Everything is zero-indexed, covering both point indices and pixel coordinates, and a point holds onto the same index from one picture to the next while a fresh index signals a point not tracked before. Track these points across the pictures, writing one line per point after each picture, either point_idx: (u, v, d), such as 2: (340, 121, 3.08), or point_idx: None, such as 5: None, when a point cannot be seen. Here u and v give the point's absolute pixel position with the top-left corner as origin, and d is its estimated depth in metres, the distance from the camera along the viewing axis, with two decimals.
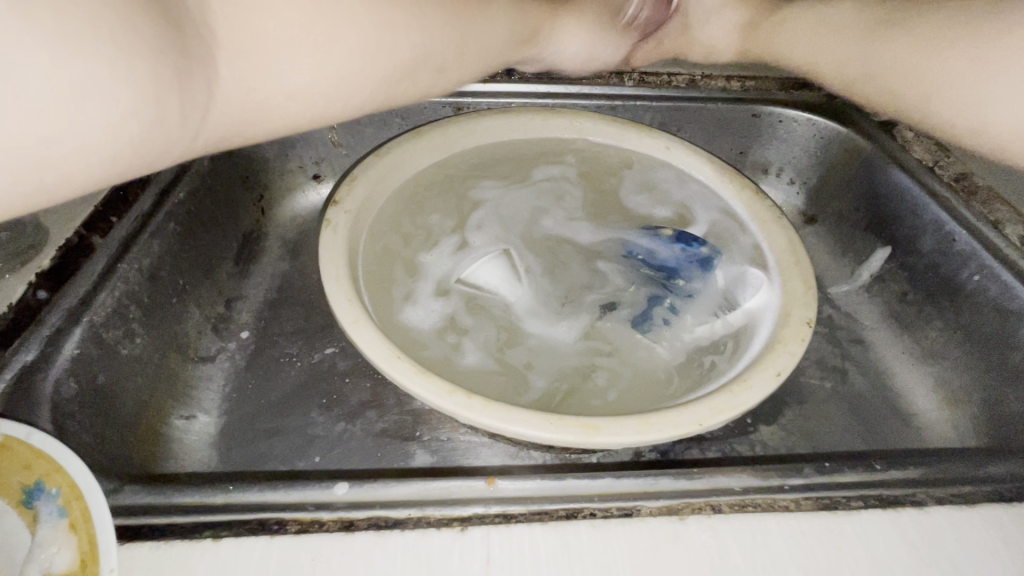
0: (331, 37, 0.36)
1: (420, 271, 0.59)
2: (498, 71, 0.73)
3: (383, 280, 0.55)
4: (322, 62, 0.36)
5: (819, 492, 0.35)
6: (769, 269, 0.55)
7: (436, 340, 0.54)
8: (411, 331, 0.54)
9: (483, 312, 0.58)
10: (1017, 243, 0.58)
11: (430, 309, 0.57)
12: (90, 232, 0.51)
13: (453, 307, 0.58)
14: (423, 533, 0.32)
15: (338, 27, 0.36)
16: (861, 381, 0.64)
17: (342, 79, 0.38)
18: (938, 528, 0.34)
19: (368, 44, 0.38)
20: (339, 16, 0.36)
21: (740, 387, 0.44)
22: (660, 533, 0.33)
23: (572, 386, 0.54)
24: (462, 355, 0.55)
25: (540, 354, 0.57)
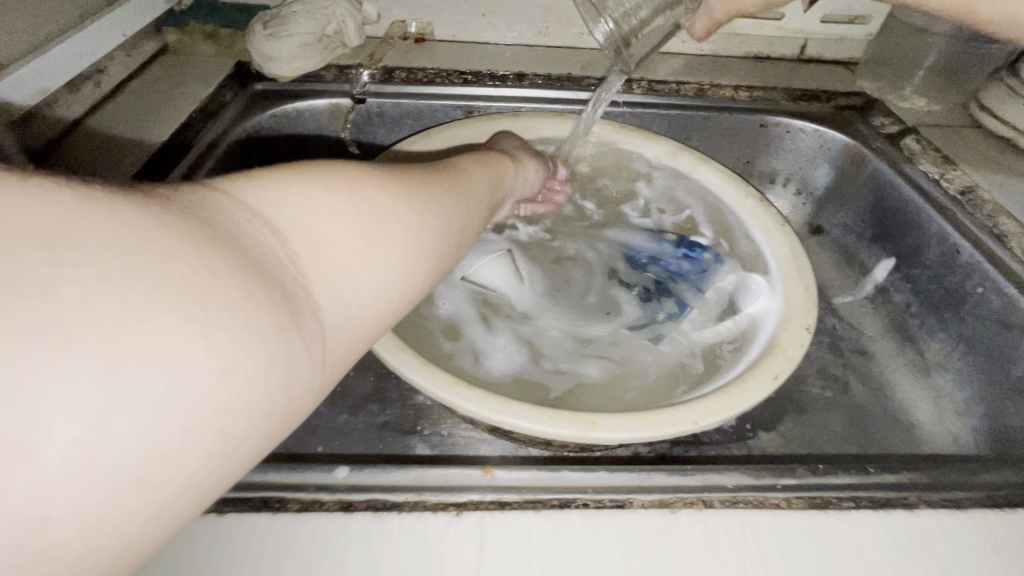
0: (344, 252, 0.26)
1: (459, 327, 0.58)
2: (509, 76, 0.79)
3: (417, 331, 0.55)
4: (356, 275, 0.27)
5: (811, 492, 0.35)
6: (770, 274, 0.55)
7: (536, 370, 0.56)
8: (519, 378, 0.55)
9: (499, 313, 0.60)
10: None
11: (505, 349, 0.58)
12: None
13: (477, 319, 0.59)
14: (419, 517, 0.33)
15: (359, 233, 0.27)
16: (862, 390, 0.64)
17: (364, 292, 0.27)
18: (929, 532, 0.34)
19: (386, 262, 0.28)
20: (354, 223, 0.27)
21: (737, 389, 0.44)
22: (652, 525, 0.33)
23: (615, 376, 0.56)
24: (584, 372, 0.56)
25: (577, 355, 0.58)
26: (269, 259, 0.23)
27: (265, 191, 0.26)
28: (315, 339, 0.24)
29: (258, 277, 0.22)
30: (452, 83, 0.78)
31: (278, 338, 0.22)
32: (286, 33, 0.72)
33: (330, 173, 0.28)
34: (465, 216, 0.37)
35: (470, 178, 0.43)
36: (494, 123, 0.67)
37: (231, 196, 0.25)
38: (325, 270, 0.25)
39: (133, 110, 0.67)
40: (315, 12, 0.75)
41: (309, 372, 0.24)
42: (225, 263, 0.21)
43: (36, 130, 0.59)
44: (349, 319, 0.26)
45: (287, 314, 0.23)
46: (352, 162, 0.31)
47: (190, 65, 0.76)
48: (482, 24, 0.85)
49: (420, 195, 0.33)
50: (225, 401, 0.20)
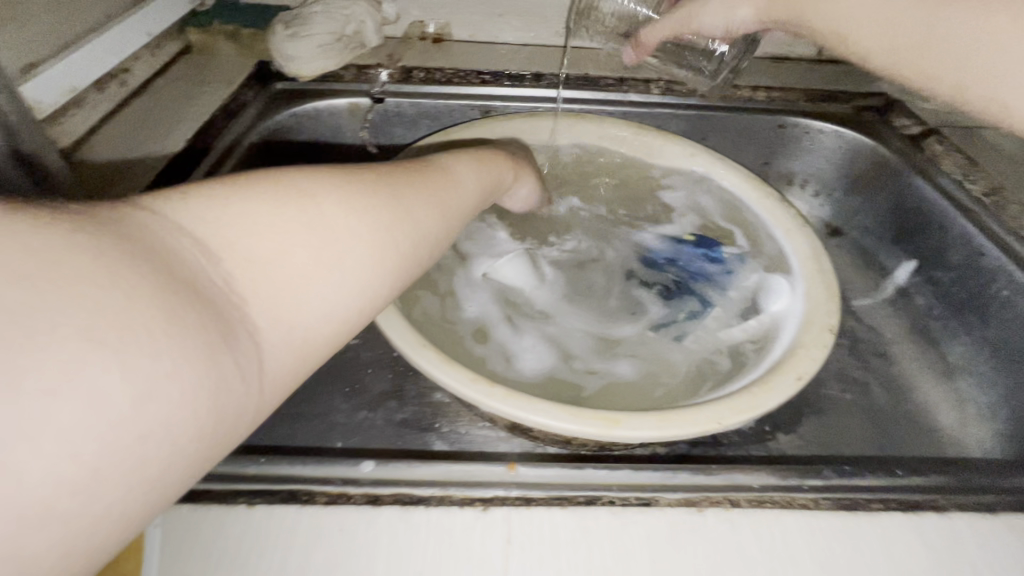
0: (286, 273, 0.26)
1: (486, 328, 0.58)
2: (527, 76, 0.79)
3: (445, 337, 0.55)
4: (298, 295, 0.27)
5: (839, 493, 0.35)
6: (792, 274, 0.55)
7: (566, 370, 0.57)
8: (553, 378, 0.56)
9: (525, 315, 0.61)
10: None
11: (534, 350, 0.58)
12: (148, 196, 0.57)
13: (502, 319, 0.60)
14: (446, 511, 0.33)
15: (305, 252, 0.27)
16: (883, 393, 0.63)
17: (308, 310, 0.27)
18: (959, 535, 0.34)
19: (332, 280, 0.28)
20: (300, 241, 0.27)
21: (761, 389, 0.44)
22: (679, 524, 0.33)
23: (647, 374, 0.57)
24: (615, 371, 0.57)
25: (607, 355, 0.60)
26: (204, 283, 0.23)
27: (202, 209, 0.25)
28: (251, 363, 0.24)
29: (184, 297, 0.22)
30: (470, 83, 0.78)
31: (208, 364, 0.22)
32: (307, 33, 0.74)
33: (275, 187, 0.28)
34: (438, 222, 0.36)
35: (452, 176, 0.41)
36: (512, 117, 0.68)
37: (164, 216, 0.24)
38: (264, 290, 0.25)
39: (158, 111, 0.68)
40: (336, 12, 0.76)
41: (243, 397, 0.24)
42: (151, 288, 0.21)
43: (64, 127, 0.60)
44: (292, 339, 0.26)
45: (219, 339, 0.23)
46: (306, 171, 0.30)
47: (210, 65, 0.77)
48: (498, 25, 0.86)
49: (386, 205, 0.32)
50: (147, 433, 0.20)
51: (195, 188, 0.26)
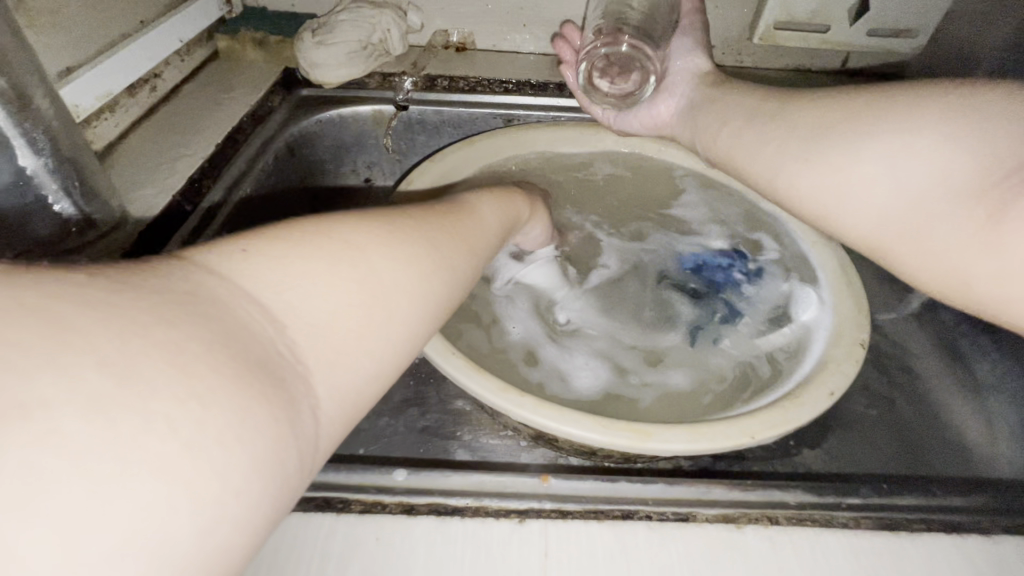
0: (347, 329, 0.25)
1: (532, 352, 0.59)
2: (550, 86, 0.79)
3: (504, 369, 0.55)
4: (358, 353, 0.25)
5: (879, 511, 0.34)
6: (820, 287, 0.55)
7: (619, 384, 0.57)
8: (614, 394, 0.55)
9: (572, 335, 0.62)
10: None
11: (587, 369, 0.58)
12: (188, 201, 0.57)
13: (546, 339, 0.61)
14: (483, 523, 0.33)
15: (364, 306, 0.26)
16: (910, 409, 0.62)
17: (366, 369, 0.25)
18: (1002, 556, 0.33)
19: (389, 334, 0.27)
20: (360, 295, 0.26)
21: (792, 403, 0.44)
22: (717, 541, 0.33)
23: (702, 380, 0.56)
24: (671, 380, 0.57)
25: (659, 365, 0.59)
26: (267, 352, 0.22)
27: (262, 268, 0.24)
28: (311, 442, 0.22)
29: (251, 367, 0.20)
30: (494, 92, 0.79)
31: (275, 445, 0.20)
32: (334, 42, 0.74)
33: (331, 241, 0.26)
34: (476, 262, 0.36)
35: (479, 217, 0.41)
36: (535, 129, 0.67)
37: (223, 276, 0.23)
38: (327, 350, 0.24)
39: (186, 116, 0.69)
40: (361, 21, 0.77)
41: (300, 482, 0.22)
42: (218, 368, 0.19)
43: (96, 134, 0.61)
44: (348, 409, 0.24)
45: (283, 419, 0.21)
46: (358, 220, 0.29)
47: (237, 72, 0.78)
48: (521, 35, 0.86)
49: (432, 249, 0.32)
50: (209, 537, 0.18)
51: (237, 235, 0.25)
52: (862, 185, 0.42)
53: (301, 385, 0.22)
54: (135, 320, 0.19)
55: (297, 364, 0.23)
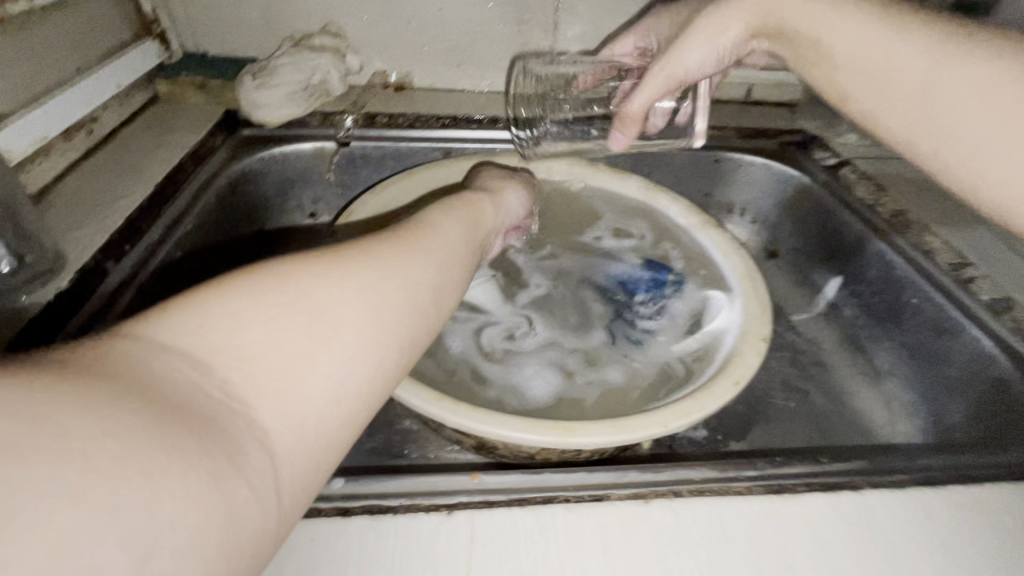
0: (288, 357, 0.25)
1: (479, 369, 0.62)
2: (485, 120, 0.85)
3: (455, 387, 0.59)
4: (305, 378, 0.25)
5: (769, 478, 0.39)
6: (729, 291, 0.61)
7: (566, 386, 0.61)
8: (560, 399, 0.60)
9: (513, 351, 0.65)
10: (960, 281, 0.62)
11: (536, 380, 0.61)
12: (125, 239, 0.58)
13: (490, 358, 0.63)
14: (414, 518, 0.35)
15: (301, 332, 0.26)
16: (822, 399, 0.69)
17: (314, 395, 0.25)
18: (870, 509, 0.38)
19: (335, 355, 0.26)
20: (296, 324, 0.26)
21: (703, 394, 0.48)
22: (627, 514, 0.36)
23: (636, 376, 0.62)
24: (611, 379, 0.62)
25: (599, 365, 0.64)
26: (200, 398, 0.22)
27: (184, 320, 0.24)
28: (263, 475, 0.23)
29: (175, 409, 0.21)
30: (433, 127, 0.83)
31: (211, 477, 0.20)
32: (276, 84, 0.78)
33: (258, 281, 0.27)
34: (434, 274, 0.36)
35: (439, 233, 0.42)
36: (469, 159, 0.72)
37: (142, 335, 0.23)
38: (265, 379, 0.24)
39: (125, 157, 0.70)
40: (302, 64, 0.81)
41: (259, 516, 0.22)
42: (144, 420, 0.20)
43: (31, 176, 0.62)
44: (305, 436, 0.24)
45: (223, 459, 0.21)
46: (293, 258, 0.30)
47: (178, 114, 0.80)
48: (456, 73, 0.92)
49: (378, 269, 0.32)
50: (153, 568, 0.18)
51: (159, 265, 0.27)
52: (955, 137, 0.39)
53: (238, 417, 0.23)
54: (52, 393, 0.19)
55: (232, 399, 0.23)
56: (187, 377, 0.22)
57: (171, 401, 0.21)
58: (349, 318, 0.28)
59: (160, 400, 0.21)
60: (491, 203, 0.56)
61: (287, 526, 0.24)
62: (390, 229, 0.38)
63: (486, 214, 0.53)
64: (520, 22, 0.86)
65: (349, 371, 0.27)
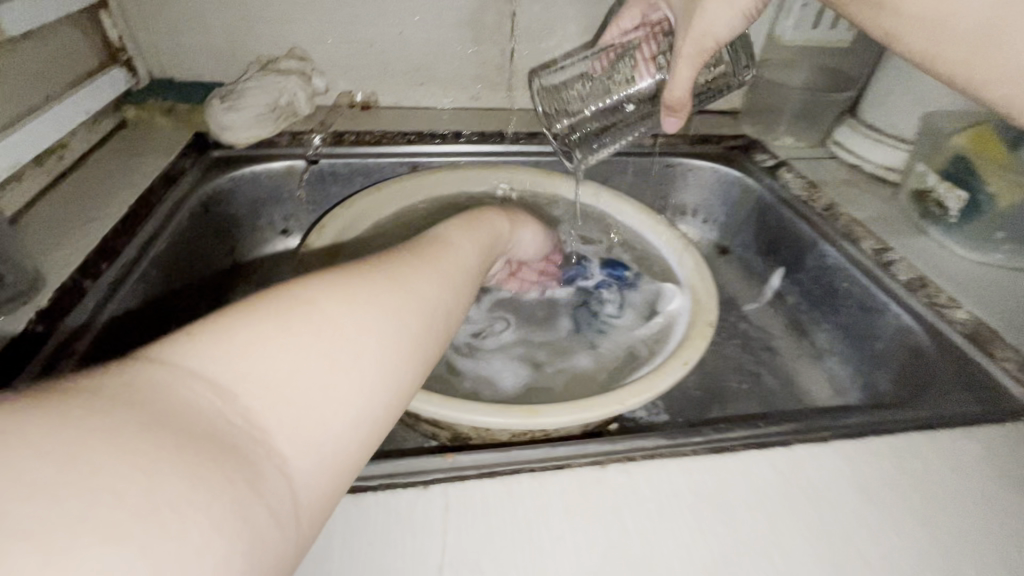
0: (307, 386, 0.26)
1: (452, 366, 0.66)
2: (449, 135, 0.89)
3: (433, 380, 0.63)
4: (323, 407, 0.26)
5: (713, 439, 0.43)
6: (679, 283, 0.66)
7: (539, 375, 0.68)
8: (529, 387, 0.66)
9: (484, 347, 0.70)
10: (884, 264, 0.67)
11: (509, 371, 0.68)
12: (102, 258, 0.60)
13: (463, 354, 0.68)
14: (393, 493, 0.38)
15: (320, 362, 0.27)
16: (772, 380, 0.75)
17: (330, 424, 0.26)
18: (799, 461, 0.42)
19: (351, 384, 0.28)
20: (315, 353, 0.27)
21: (657, 375, 0.53)
22: (586, 478, 0.40)
23: (600, 360, 0.69)
24: (579, 363, 0.69)
25: (566, 352, 0.71)
26: (223, 424, 0.23)
27: (210, 345, 0.25)
28: (284, 499, 0.23)
29: (206, 436, 0.22)
30: (399, 143, 0.87)
31: (241, 503, 0.21)
32: (242, 106, 0.80)
33: (280, 306, 0.28)
34: (444, 298, 0.37)
35: (450, 251, 0.43)
36: (434, 172, 0.76)
37: (167, 363, 0.24)
38: (285, 409, 0.25)
39: (96, 181, 0.72)
40: (268, 85, 0.83)
41: (280, 540, 0.23)
42: (172, 449, 0.21)
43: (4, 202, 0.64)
44: (322, 459, 0.26)
45: (248, 486, 0.22)
46: (308, 283, 0.31)
47: (147, 138, 0.82)
48: (420, 92, 0.96)
49: (391, 294, 0.33)
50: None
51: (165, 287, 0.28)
52: None
53: (262, 447, 0.24)
54: (80, 428, 0.20)
55: (255, 428, 0.24)
56: (214, 407, 0.23)
57: (201, 432, 0.22)
58: (363, 346, 0.29)
59: (190, 431, 0.22)
60: (499, 223, 0.56)
61: (304, 547, 0.25)
62: (403, 251, 0.39)
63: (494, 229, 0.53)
64: (478, 42, 0.91)
65: (363, 400, 0.28)
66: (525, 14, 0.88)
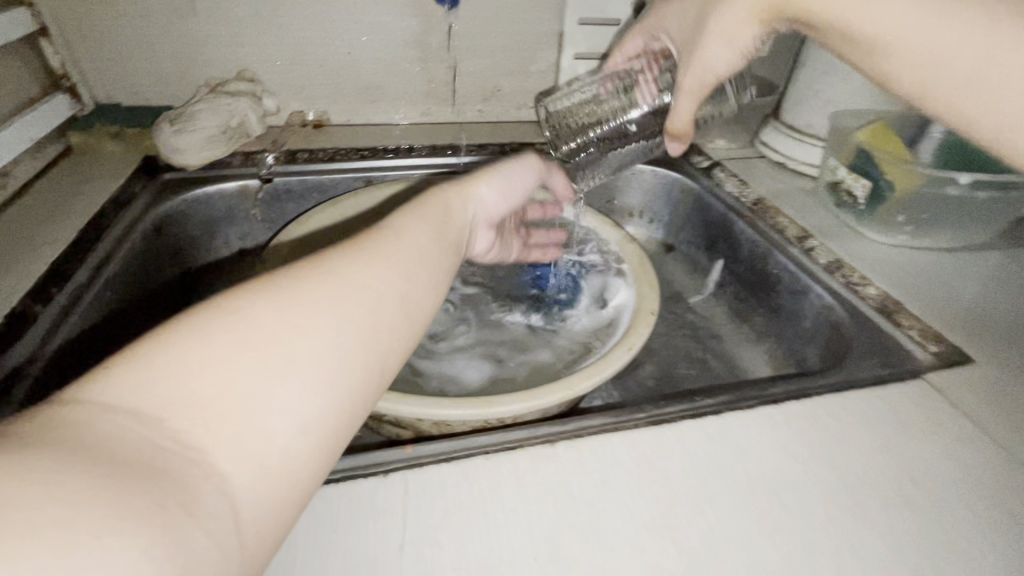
0: (239, 404, 0.26)
1: (415, 369, 0.69)
2: (402, 149, 0.92)
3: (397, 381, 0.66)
4: (259, 422, 0.27)
5: (651, 414, 0.47)
6: (624, 276, 0.71)
7: (499, 368, 0.71)
8: (489, 382, 0.69)
9: (448, 347, 0.74)
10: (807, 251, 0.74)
11: (471, 369, 0.71)
12: (51, 284, 0.60)
13: (425, 355, 0.72)
14: (354, 483, 0.40)
15: (251, 377, 0.27)
16: (718, 365, 0.80)
17: (269, 438, 0.27)
18: (727, 427, 0.47)
19: (289, 395, 0.28)
20: (246, 369, 0.27)
21: (603, 362, 0.57)
22: (536, 456, 0.43)
23: (561, 351, 0.72)
24: (540, 354, 0.72)
25: (525, 346, 0.74)
26: (153, 451, 0.24)
27: (135, 374, 0.25)
28: (221, 518, 0.24)
29: (130, 466, 0.22)
30: (353, 159, 0.90)
31: (173, 526, 0.22)
32: (192, 129, 0.81)
33: (209, 323, 0.28)
34: (397, 289, 0.36)
35: (410, 234, 0.42)
36: (388, 185, 0.79)
37: (94, 398, 0.25)
38: (218, 428, 0.26)
39: (42, 207, 0.72)
40: (218, 108, 0.84)
41: (220, 559, 0.23)
42: (96, 481, 0.21)
43: None
44: (263, 473, 0.26)
45: (178, 509, 0.22)
46: (241, 294, 0.31)
47: (95, 163, 0.82)
48: (372, 109, 0.99)
49: (334, 295, 0.33)
50: None
51: None
52: None
53: (195, 469, 0.24)
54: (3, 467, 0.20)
55: (187, 451, 0.24)
56: (141, 436, 0.24)
57: (127, 463, 0.23)
58: (301, 355, 0.29)
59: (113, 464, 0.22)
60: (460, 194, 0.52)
61: (252, 561, 0.26)
62: (354, 241, 0.38)
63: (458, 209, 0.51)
64: (425, 60, 0.95)
65: (305, 409, 0.28)
66: (469, 33, 0.93)
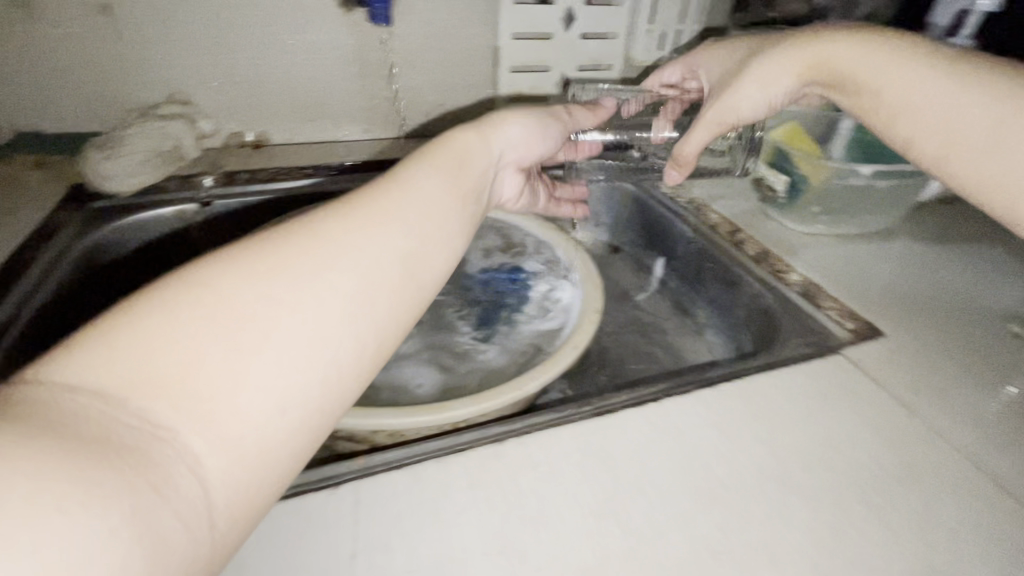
0: (211, 379, 0.26)
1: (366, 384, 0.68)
2: (345, 166, 0.92)
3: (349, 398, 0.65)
4: (232, 399, 0.26)
5: (595, 406, 0.49)
6: (570, 278, 0.73)
7: (451, 378, 0.72)
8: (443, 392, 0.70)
9: (401, 362, 0.74)
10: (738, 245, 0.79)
11: (424, 382, 0.71)
12: None
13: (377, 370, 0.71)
14: (302, 500, 0.40)
15: (222, 352, 0.27)
16: (665, 357, 0.84)
17: (243, 414, 0.26)
18: (665, 412, 0.49)
19: (264, 370, 0.27)
20: (217, 342, 0.27)
21: (551, 361, 0.59)
22: (486, 455, 0.44)
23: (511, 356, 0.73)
24: (492, 358, 0.74)
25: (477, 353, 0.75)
26: (120, 432, 0.23)
27: (107, 350, 0.25)
28: (191, 499, 0.24)
29: (95, 447, 0.22)
30: (294, 177, 0.89)
31: (138, 508, 0.22)
32: (124, 154, 0.80)
33: (178, 295, 0.28)
34: (390, 253, 0.35)
35: (411, 189, 0.40)
36: None
37: (57, 378, 0.24)
38: (188, 405, 0.25)
39: None
40: (151, 133, 0.84)
41: (188, 539, 0.24)
42: (66, 462, 0.21)
43: None
44: (235, 452, 0.26)
45: (147, 488, 0.23)
46: (214, 265, 0.30)
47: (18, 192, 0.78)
48: (313, 128, 0.99)
49: (317, 262, 0.32)
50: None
51: None
52: None
53: (165, 448, 0.24)
54: None
55: (156, 429, 0.24)
56: (107, 416, 0.23)
57: (94, 443, 0.22)
58: (279, 327, 0.29)
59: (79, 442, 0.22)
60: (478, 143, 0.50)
61: (225, 539, 0.26)
62: (347, 201, 0.37)
63: (476, 169, 0.48)
64: (364, 78, 0.96)
65: (281, 384, 0.28)
66: (405, 50, 0.95)
